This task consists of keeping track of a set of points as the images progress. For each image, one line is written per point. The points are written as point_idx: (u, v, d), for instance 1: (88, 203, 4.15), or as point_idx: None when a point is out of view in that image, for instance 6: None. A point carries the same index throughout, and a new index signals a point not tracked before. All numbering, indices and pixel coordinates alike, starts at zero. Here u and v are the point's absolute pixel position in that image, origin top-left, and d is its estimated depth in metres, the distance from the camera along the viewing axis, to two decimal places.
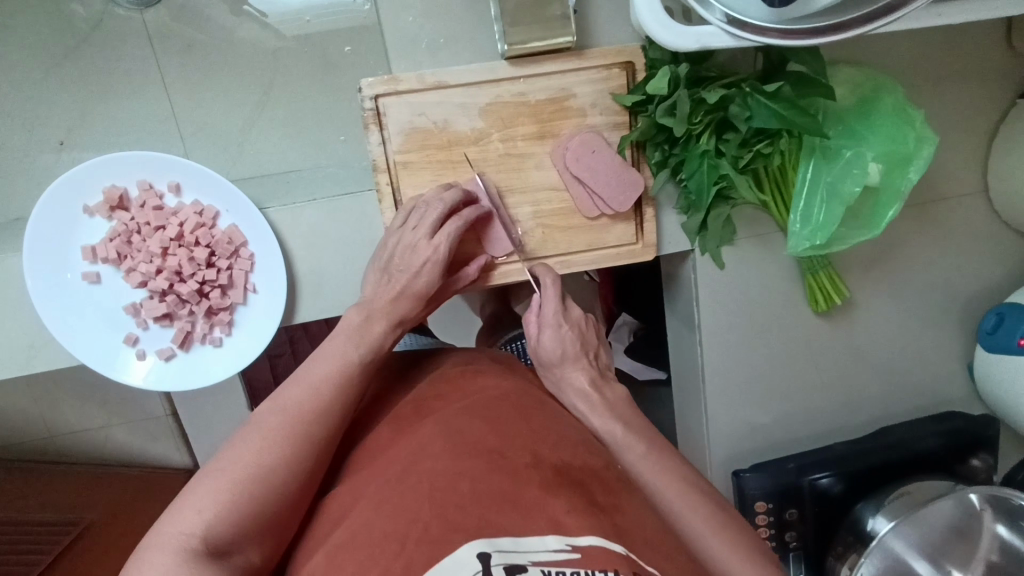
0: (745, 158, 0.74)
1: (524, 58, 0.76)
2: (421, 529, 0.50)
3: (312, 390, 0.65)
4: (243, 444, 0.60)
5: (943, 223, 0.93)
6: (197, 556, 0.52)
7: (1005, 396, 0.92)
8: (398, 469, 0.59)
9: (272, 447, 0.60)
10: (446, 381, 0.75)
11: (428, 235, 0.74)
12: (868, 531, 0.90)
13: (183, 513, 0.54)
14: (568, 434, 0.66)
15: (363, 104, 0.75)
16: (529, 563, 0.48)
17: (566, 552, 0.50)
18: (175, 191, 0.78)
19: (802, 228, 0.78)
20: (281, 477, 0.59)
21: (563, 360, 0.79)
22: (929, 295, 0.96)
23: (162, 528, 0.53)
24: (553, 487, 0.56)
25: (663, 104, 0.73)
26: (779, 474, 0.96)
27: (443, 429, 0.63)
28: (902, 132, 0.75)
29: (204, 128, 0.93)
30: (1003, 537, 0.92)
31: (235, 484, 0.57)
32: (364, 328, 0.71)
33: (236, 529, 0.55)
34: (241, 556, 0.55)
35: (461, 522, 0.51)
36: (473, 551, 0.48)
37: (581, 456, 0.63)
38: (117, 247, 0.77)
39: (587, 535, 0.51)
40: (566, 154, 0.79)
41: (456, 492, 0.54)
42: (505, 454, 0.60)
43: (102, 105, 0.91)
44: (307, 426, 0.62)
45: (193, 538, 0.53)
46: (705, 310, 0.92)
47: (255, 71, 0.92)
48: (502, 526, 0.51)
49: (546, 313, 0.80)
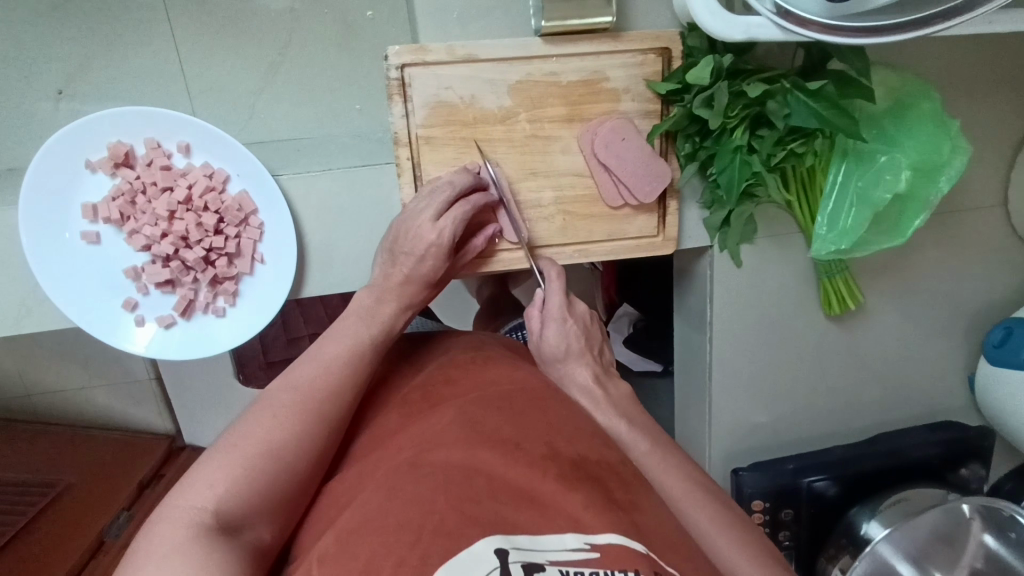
0: (778, 156, 0.73)
1: (559, 36, 0.73)
2: (438, 519, 0.48)
3: (324, 368, 0.63)
4: (252, 420, 0.57)
5: (960, 235, 0.93)
6: (208, 528, 0.49)
7: (1007, 410, 0.93)
8: (410, 454, 0.57)
9: (283, 423, 0.57)
10: (456, 367, 0.72)
11: (433, 218, 0.70)
12: (862, 535, 0.91)
13: (193, 487, 0.51)
14: (583, 425, 0.65)
15: (388, 73, 0.72)
16: (547, 562, 0.48)
17: (585, 551, 0.49)
18: (184, 151, 0.74)
19: (828, 232, 0.77)
20: (291, 455, 0.57)
21: (567, 356, 0.77)
22: (938, 305, 0.97)
23: (174, 501, 0.51)
24: (571, 481, 0.55)
25: (701, 95, 0.71)
26: (776, 474, 0.96)
27: (456, 417, 0.61)
28: (937, 141, 0.74)
29: (214, 87, 0.88)
30: (989, 546, 0.95)
31: (247, 461, 0.54)
32: (375, 310, 0.69)
33: (249, 504, 0.53)
34: (253, 533, 0.53)
35: (479, 516, 0.49)
36: (490, 546, 0.47)
37: (598, 450, 0.61)
38: (120, 207, 0.73)
39: (606, 534, 0.50)
40: (591, 142, 0.77)
41: (473, 486, 0.52)
42: (521, 446, 0.58)
43: (103, 54, 0.85)
44: (317, 405, 0.60)
45: (205, 513, 0.50)
46: (718, 307, 0.91)
47: (270, 31, 0.87)
48: (519, 524, 0.50)
49: (551, 307, 0.77)
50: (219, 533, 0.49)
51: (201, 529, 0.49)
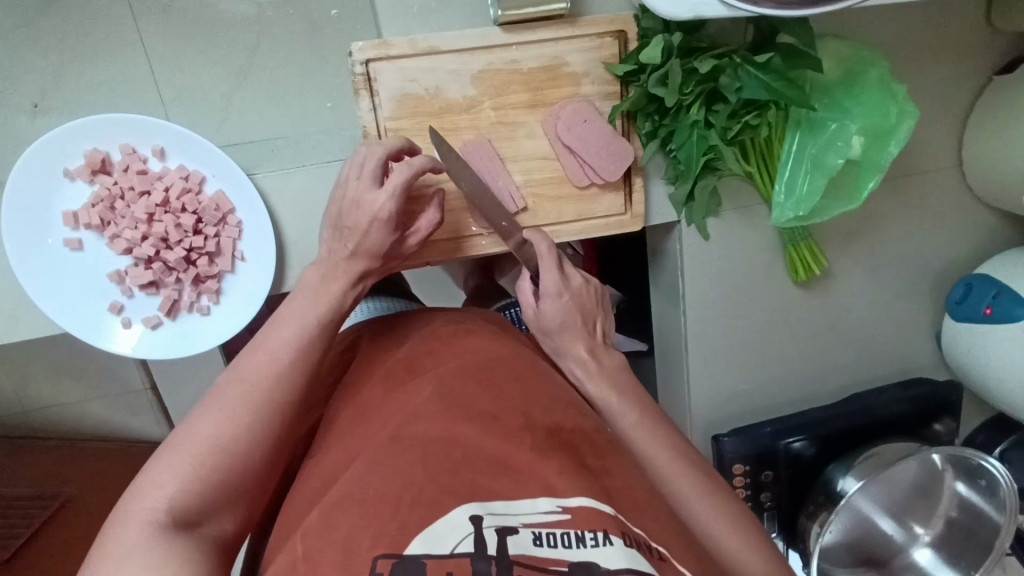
0: (734, 129, 0.76)
1: (517, 24, 0.76)
2: (415, 492, 0.52)
3: (271, 359, 0.63)
4: (203, 416, 0.58)
5: (919, 197, 0.96)
6: (167, 526, 0.52)
7: (971, 364, 0.96)
8: (391, 427, 0.60)
9: (232, 420, 0.58)
10: (438, 339, 0.75)
11: (371, 187, 0.70)
12: (838, 491, 0.95)
13: (146, 487, 0.54)
14: (559, 395, 0.67)
15: (353, 69, 0.74)
16: (520, 525, 0.50)
17: (557, 513, 0.52)
18: (159, 155, 0.76)
19: (786, 199, 0.80)
20: (245, 446, 0.58)
21: (562, 329, 0.79)
22: (902, 266, 1.00)
23: (130, 499, 0.53)
24: (545, 449, 0.58)
25: (656, 73, 0.73)
26: (756, 438, 0.99)
27: (436, 391, 0.64)
28: (885, 106, 0.77)
29: (186, 93, 0.90)
30: (963, 494, 0.99)
31: (200, 458, 0.56)
32: (321, 287, 0.69)
33: (205, 499, 0.55)
34: (212, 526, 0.56)
35: (455, 487, 0.53)
36: (465, 514, 0.50)
37: (572, 418, 0.64)
38: (100, 213, 0.75)
39: (576, 497, 0.53)
40: (557, 142, 0.81)
41: (450, 458, 0.56)
42: (498, 418, 0.61)
43: (75, 65, 0.87)
44: (267, 396, 0.61)
45: (161, 512, 0.53)
46: (689, 279, 0.94)
47: (237, 34, 0.89)
48: (495, 492, 0.53)
49: (547, 283, 0.79)
50: (174, 530, 0.52)
51: (159, 528, 0.52)
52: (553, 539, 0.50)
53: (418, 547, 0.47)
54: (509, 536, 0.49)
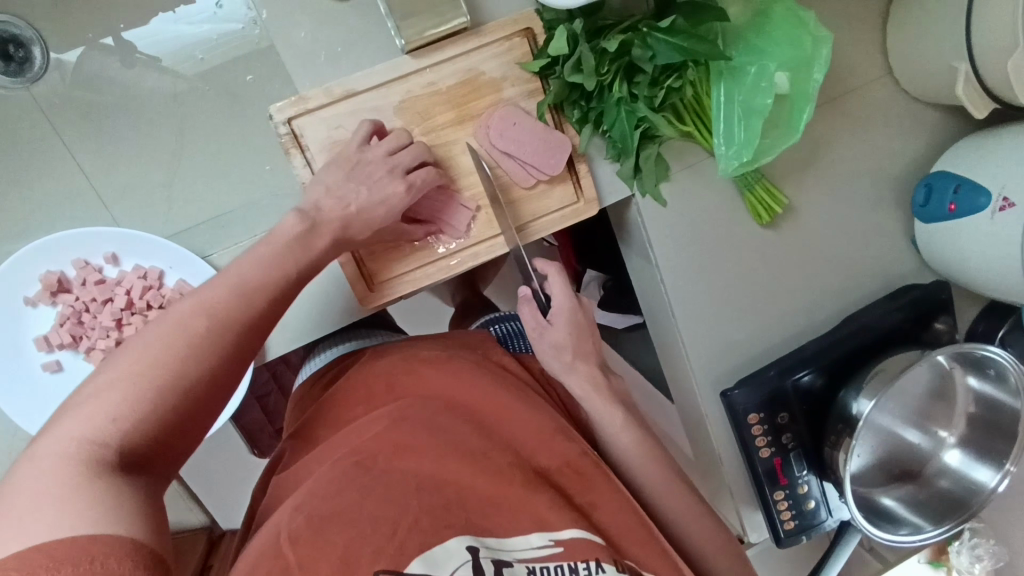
0: (658, 96, 0.77)
1: (425, 48, 0.77)
2: (414, 518, 0.54)
3: (242, 299, 0.60)
4: (158, 342, 0.54)
5: (858, 113, 0.97)
6: (98, 463, 0.48)
7: (950, 260, 0.97)
8: (384, 448, 0.61)
9: (194, 354, 0.55)
10: (416, 357, 0.76)
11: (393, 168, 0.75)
12: (854, 414, 0.95)
13: (84, 414, 0.50)
14: (546, 413, 0.71)
15: (277, 130, 0.75)
16: (515, 559, 0.57)
17: (550, 546, 0.58)
18: (112, 261, 0.77)
19: (728, 149, 0.81)
20: (200, 387, 0.55)
21: (574, 347, 0.79)
22: (861, 182, 1.01)
23: (56, 434, 0.49)
24: (536, 484, 0.62)
25: (569, 62, 0.74)
26: (764, 384, 1.00)
27: (425, 414, 0.66)
28: (799, 37, 0.78)
29: (126, 191, 0.90)
30: (976, 388, 1.00)
31: (147, 392, 0.52)
32: (307, 239, 0.68)
33: (149, 437, 0.52)
34: (152, 466, 0.53)
35: (451, 518, 0.56)
36: (462, 543, 0.55)
37: (560, 440, 0.68)
38: (70, 330, 0.76)
39: (569, 530, 0.59)
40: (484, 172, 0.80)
41: (445, 491, 0.58)
42: (491, 452, 0.64)
43: (14, 190, 0.88)
44: (236, 338, 0.58)
45: (98, 447, 0.49)
46: (659, 248, 0.95)
47: (161, 120, 0.90)
48: (490, 526, 0.58)
49: (562, 301, 0.79)
50: (106, 467, 0.48)
51: (93, 466, 0.48)
52: (546, 573, 0.57)
53: (420, 568, 0.52)
54: (505, 568, 0.55)
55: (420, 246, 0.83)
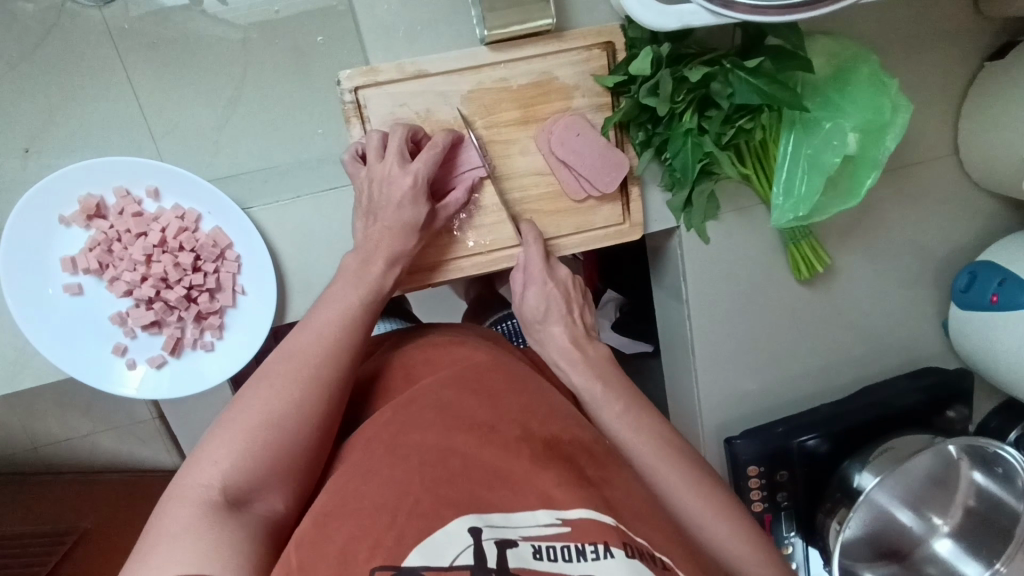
0: (728, 134, 0.75)
1: (504, 42, 0.76)
2: (413, 502, 0.50)
3: (317, 335, 0.65)
4: (252, 396, 0.59)
5: (917, 188, 0.96)
6: (215, 505, 0.52)
7: (981, 352, 0.96)
8: (387, 436, 0.59)
9: (280, 395, 0.60)
10: (431, 348, 0.76)
11: (402, 163, 0.71)
12: (855, 487, 0.93)
13: (200, 465, 0.55)
14: (557, 406, 0.66)
15: (343, 97, 0.75)
16: (519, 537, 0.49)
17: (556, 525, 0.51)
18: (153, 195, 0.77)
19: (784, 201, 0.80)
20: (295, 425, 0.59)
21: (546, 318, 0.79)
22: (905, 257, 1.00)
23: (183, 482, 0.54)
24: (544, 460, 0.57)
25: (646, 84, 0.73)
26: (768, 439, 0.99)
27: (433, 398, 0.64)
28: (879, 102, 0.77)
29: (176, 127, 0.91)
30: (980, 483, 0.99)
31: (251, 436, 0.57)
32: (362, 271, 0.71)
33: (254, 477, 0.56)
34: (264, 505, 0.56)
35: (453, 497, 0.51)
36: (463, 525, 0.49)
37: (572, 430, 0.63)
38: (98, 257, 0.75)
39: (577, 509, 0.52)
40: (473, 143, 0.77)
41: (446, 467, 0.54)
42: (496, 428, 0.60)
43: (68, 106, 0.89)
44: (316, 369, 0.62)
45: (213, 490, 0.53)
46: (693, 284, 0.94)
47: (226, 65, 0.91)
48: (493, 503, 0.52)
49: (532, 270, 0.79)
50: (224, 512, 0.52)
51: (209, 508, 0.52)
52: (553, 552, 0.49)
53: (417, 560, 0.46)
54: (508, 549, 0.48)
55: (455, 239, 0.81)
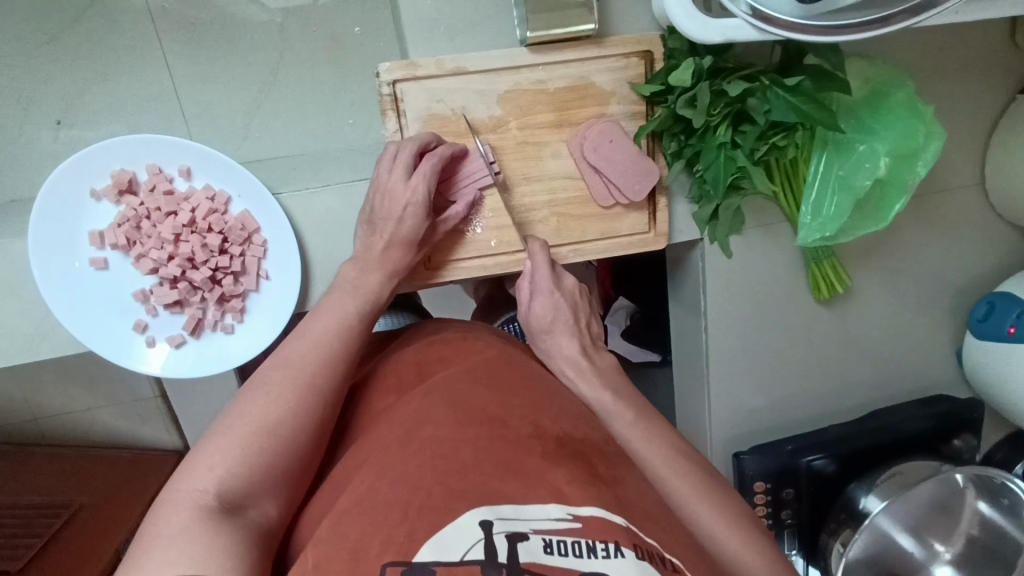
0: (761, 149, 0.75)
1: (546, 45, 0.76)
2: (425, 496, 0.50)
3: (315, 346, 0.66)
4: (252, 402, 0.60)
5: (941, 215, 0.96)
6: (209, 508, 0.51)
7: (996, 383, 0.95)
8: (401, 431, 0.59)
9: (277, 403, 0.60)
10: (445, 343, 0.77)
11: (405, 177, 0.72)
12: (861, 509, 0.93)
13: (194, 471, 0.54)
14: (569, 407, 0.67)
15: (380, 89, 0.75)
16: (531, 531, 0.49)
17: (569, 520, 0.50)
18: (185, 175, 0.77)
19: (812, 220, 0.80)
20: (288, 432, 0.59)
21: (553, 328, 0.79)
22: (923, 283, 1.00)
23: (176, 486, 0.53)
24: (556, 457, 0.57)
25: (684, 95, 0.73)
26: (775, 455, 0.99)
27: (445, 394, 0.64)
28: (912, 128, 0.77)
29: (206, 108, 0.92)
30: (984, 513, 0.99)
31: (251, 441, 0.57)
32: (360, 281, 0.72)
33: (249, 482, 0.55)
34: (257, 511, 0.54)
35: (464, 490, 0.51)
36: (474, 519, 0.48)
37: (582, 430, 0.64)
38: (126, 232, 0.75)
39: (587, 506, 0.52)
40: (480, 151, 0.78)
41: (458, 460, 0.54)
42: (507, 423, 0.60)
43: (102, 81, 0.90)
44: (312, 376, 0.63)
45: (207, 495, 0.52)
46: (711, 297, 0.94)
47: (262, 50, 0.92)
48: (505, 495, 0.52)
49: (539, 281, 0.79)
50: (222, 513, 0.51)
51: (205, 510, 0.51)
52: (564, 547, 0.48)
53: (427, 554, 0.46)
54: (519, 543, 0.47)
55: (480, 238, 0.82)
